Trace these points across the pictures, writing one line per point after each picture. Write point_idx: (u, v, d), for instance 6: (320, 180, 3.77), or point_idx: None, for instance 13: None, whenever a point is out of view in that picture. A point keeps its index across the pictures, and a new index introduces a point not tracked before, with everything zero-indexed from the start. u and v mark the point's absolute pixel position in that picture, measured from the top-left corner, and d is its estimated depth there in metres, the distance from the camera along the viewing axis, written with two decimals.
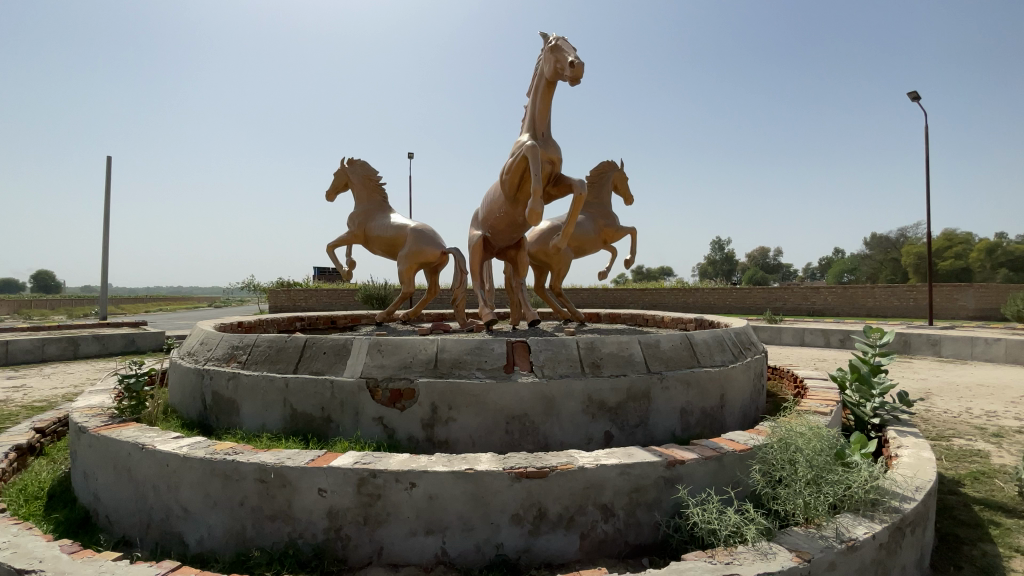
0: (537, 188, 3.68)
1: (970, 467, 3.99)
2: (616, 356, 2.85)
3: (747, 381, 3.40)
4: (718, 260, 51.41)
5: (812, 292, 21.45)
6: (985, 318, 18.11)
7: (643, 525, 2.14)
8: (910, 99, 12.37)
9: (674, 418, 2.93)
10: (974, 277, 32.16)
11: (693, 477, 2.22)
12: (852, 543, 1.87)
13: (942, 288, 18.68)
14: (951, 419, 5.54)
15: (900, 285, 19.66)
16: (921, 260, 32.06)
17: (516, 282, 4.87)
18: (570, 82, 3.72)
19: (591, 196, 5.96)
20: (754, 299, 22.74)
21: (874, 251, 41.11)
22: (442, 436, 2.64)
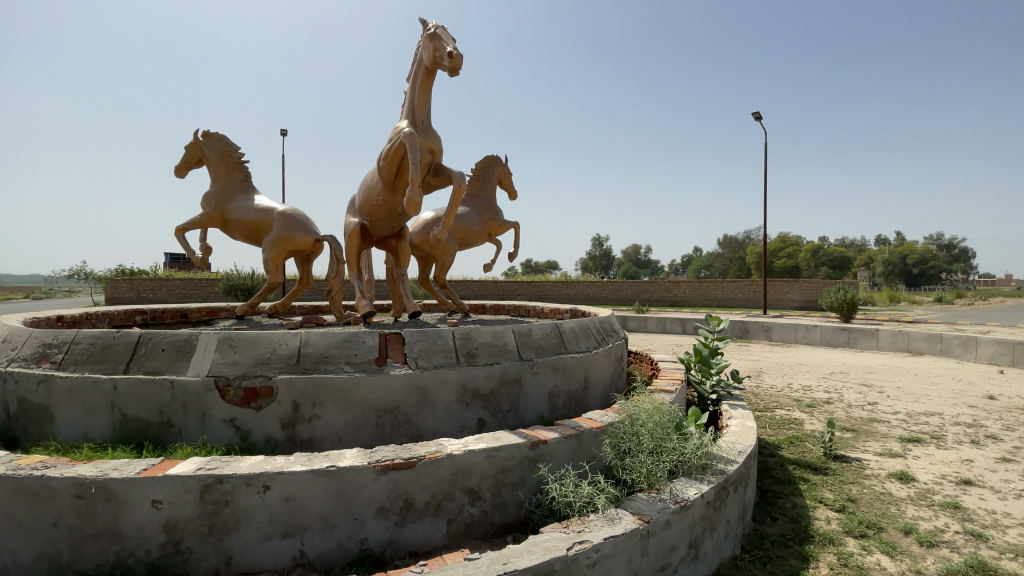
0: (416, 177, 3.62)
1: (787, 433, 4.79)
2: (490, 345, 2.93)
3: (609, 366, 3.72)
4: (598, 255, 55.03)
5: (675, 286, 23.92)
6: (808, 308, 21.67)
7: (508, 504, 2.24)
8: (753, 119, 14.33)
9: (543, 402, 3.09)
10: (799, 274, 38.32)
11: (554, 455, 2.37)
12: (684, 503, 2.14)
13: (776, 283, 22.03)
14: (776, 393, 6.59)
15: (744, 281, 22.77)
16: (762, 259, 37.38)
17: (397, 273, 4.73)
18: (448, 72, 3.71)
19: (476, 188, 6.02)
20: (627, 292, 24.74)
21: (726, 251, 47.07)
22: (306, 434, 2.51)
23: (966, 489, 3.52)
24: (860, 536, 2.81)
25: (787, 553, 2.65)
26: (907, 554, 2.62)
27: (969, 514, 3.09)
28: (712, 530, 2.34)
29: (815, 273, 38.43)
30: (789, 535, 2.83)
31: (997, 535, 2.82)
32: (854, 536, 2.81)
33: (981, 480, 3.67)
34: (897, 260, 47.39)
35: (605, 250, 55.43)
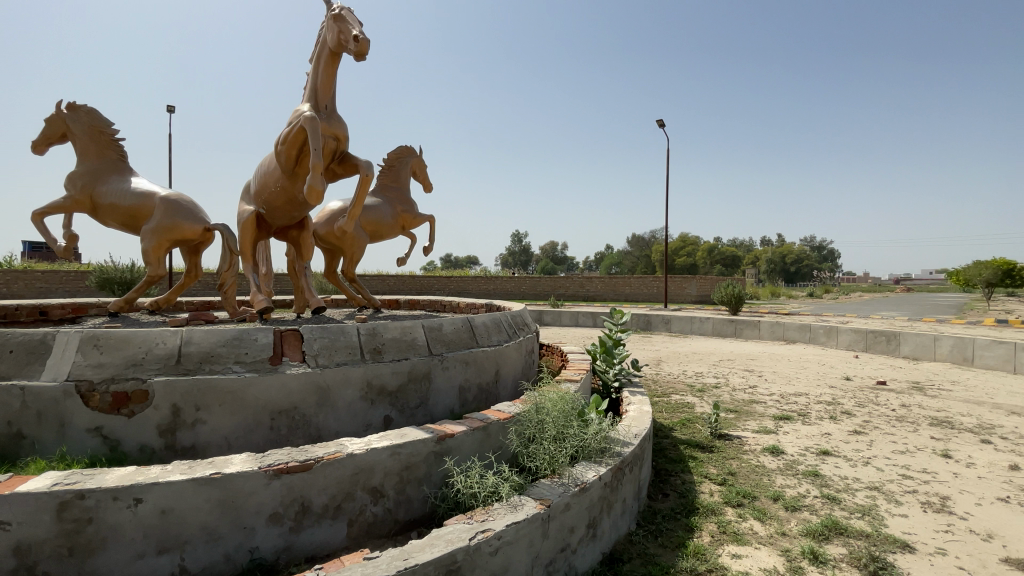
0: (317, 164, 3.43)
1: (680, 415, 5.21)
2: (397, 341, 2.87)
3: (520, 359, 3.80)
4: (515, 251, 55.89)
5: (587, 281, 24.91)
6: (703, 302, 23.65)
7: (413, 501, 2.22)
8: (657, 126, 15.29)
9: (452, 396, 3.08)
10: (696, 271, 41.67)
11: (461, 449, 2.38)
12: (583, 485, 2.26)
13: (677, 279, 23.79)
14: (673, 380, 7.14)
15: (649, 277, 24.32)
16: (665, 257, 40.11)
17: (300, 266, 4.46)
18: (354, 56, 3.56)
19: (389, 179, 5.83)
20: (543, 287, 25.37)
21: (634, 249, 49.96)
22: (189, 441, 2.30)
23: (824, 458, 4.05)
24: (737, 505, 3.13)
25: (676, 525, 2.88)
26: (775, 518, 2.96)
27: (825, 480, 3.56)
28: (609, 509, 2.49)
29: (710, 270, 42.01)
30: (678, 509, 3.08)
31: (845, 496, 3.28)
32: (732, 506, 3.12)
33: (835, 450, 4.24)
34: (778, 259, 53.16)
35: (522, 245, 56.45)
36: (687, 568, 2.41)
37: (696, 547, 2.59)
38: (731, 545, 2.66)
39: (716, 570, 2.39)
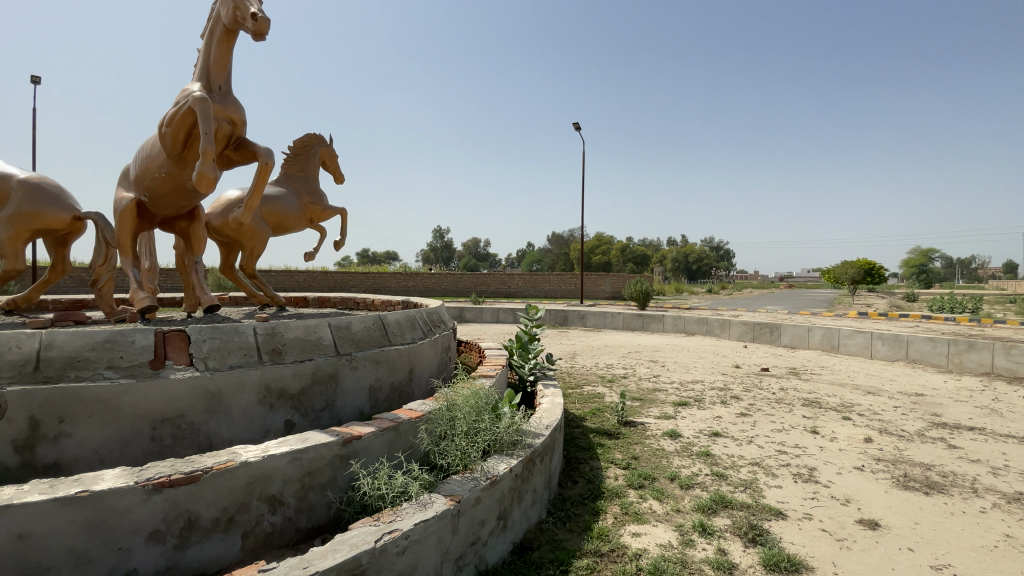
0: (208, 149, 3.15)
1: (591, 405, 5.46)
2: (301, 341, 2.72)
3: (435, 356, 3.76)
4: (436, 247, 55.32)
5: (508, 278, 25.19)
6: (617, 298, 24.89)
7: (316, 507, 2.13)
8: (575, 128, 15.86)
9: (362, 397, 2.98)
10: (610, 269, 43.75)
11: (369, 450, 2.32)
12: (493, 478, 2.29)
13: (592, 276, 24.82)
14: (586, 372, 7.45)
15: (567, 274, 25.12)
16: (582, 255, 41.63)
17: (190, 260, 4.08)
18: (253, 36, 3.34)
19: (296, 169, 5.49)
20: (464, 283, 25.30)
21: (553, 247, 51.40)
22: (51, 458, 2.04)
23: (716, 439, 4.44)
24: (639, 487, 3.34)
25: (583, 510, 3.01)
26: (671, 496, 3.20)
27: (715, 459, 3.91)
28: (520, 500, 2.55)
29: (623, 267, 44.31)
30: (585, 495, 3.23)
31: (731, 473, 3.62)
32: (634, 488, 3.33)
33: (726, 431, 4.67)
34: (682, 258, 57.27)
35: (443, 242, 55.86)
36: (592, 550, 2.53)
37: (600, 529, 2.74)
38: (631, 525, 2.83)
39: (618, 550, 2.54)
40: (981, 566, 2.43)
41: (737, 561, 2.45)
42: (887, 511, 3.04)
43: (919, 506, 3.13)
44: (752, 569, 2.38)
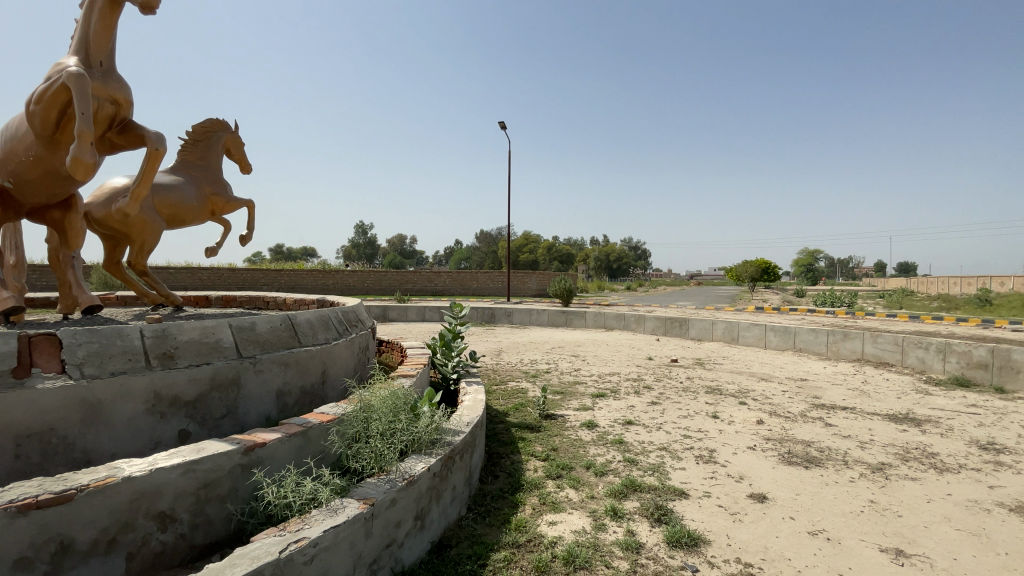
0: (86, 132, 2.81)
1: (514, 400, 5.54)
2: (197, 344, 2.52)
3: (350, 357, 3.63)
4: (360, 244, 53.45)
5: (434, 276, 24.83)
6: (543, 295, 25.43)
7: (214, 521, 1.99)
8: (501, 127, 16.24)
9: (268, 401, 2.82)
10: (536, 267, 44.58)
11: (274, 457, 2.20)
12: (409, 478, 2.26)
13: (519, 273, 25.17)
14: (510, 368, 7.55)
15: (495, 272, 25.23)
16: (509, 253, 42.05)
17: (65, 255, 3.61)
18: (141, 9, 3.08)
19: (195, 156, 5.02)
20: (388, 281, 24.58)
21: (480, 245, 51.53)
22: None
23: (629, 427, 4.69)
24: (556, 477, 3.45)
25: (502, 504, 3.06)
26: (587, 484, 3.34)
27: (628, 446, 4.13)
28: (438, 499, 2.53)
29: (548, 265, 45.32)
30: (505, 488, 3.28)
31: (642, 458, 3.85)
32: (552, 478, 3.44)
33: (638, 420, 4.96)
34: (603, 257, 59.64)
35: (366, 238, 53.92)
36: (509, 543, 2.58)
37: (519, 521, 2.80)
38: (548, 514, 2.92)
39: (534, 540, 2.62)
40: (847, 528, 2.77)
41: (644, 540, 2.61)
42: (774, 485, 3.38)
43: (800, 479, 3.50)
44: (657, 546, 2.55)
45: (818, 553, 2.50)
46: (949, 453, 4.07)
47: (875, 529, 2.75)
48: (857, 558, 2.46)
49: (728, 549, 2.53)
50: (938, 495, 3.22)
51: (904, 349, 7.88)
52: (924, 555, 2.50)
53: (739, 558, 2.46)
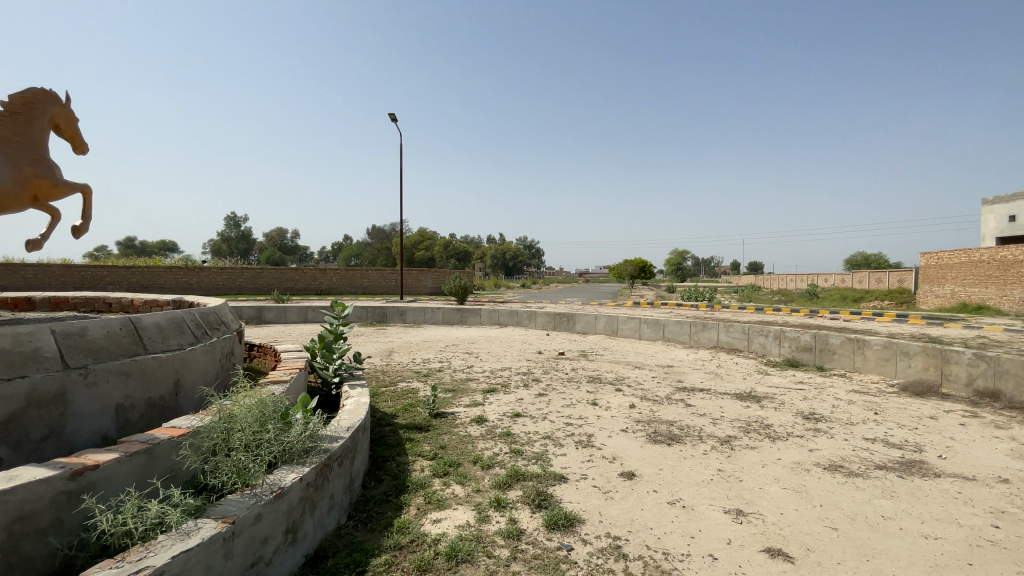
0: None
1: (403, 401, 5.42)
2: (8, 354, 2.11)
3: (209, 364, 3.29)
4: (232, 238, 48.48)
5: (320, 274, 23.32)
6: (438, 294, 25.14)
7: (32, 559, 1.69)
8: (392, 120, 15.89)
9: (106, 418, 2.45)
10: (430, 264, 43.90)
11: (110, 480, 1.92)
12: (278, 491, 2.12)
13: (413, 271, 24.63)
14: (401, 368, 7.36)
15: (387, 270, 24.37)
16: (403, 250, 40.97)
17: None
18: None
19: (14, 133, 4.10)
20: (267, 279, 22.58)
21: (372, 241, 49.64)
22: None
23: (517, 420, 4.84)
24: (443, 475, 3.45)
25: (385, 507, 2.98)
26: (473, 479, 3.38)
27: (515, 438, 4.27)
28: (313, 509, 2.40)
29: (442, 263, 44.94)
30: (390, 491, 3.20)
31: (527, 448, 4.00)
32: (439, 476, 3.43)
33: (525, 412, 5.13)
34: (496, 255, 60.60)
35: (240, 232, 48.99)
36: (391, 546, 2.54)
37: (401, 523, 2.76)
38: (433, 512, 2.92)
39: (416, 539, 2.60)
40: (700, 495, 3.14)
41: (525, 527, 2.72)
42: (641, 463, 3.72)
43: (664, 456, 3.89)
44: (537, 531, 2.68)
45: (675, 520, 2.81)
46: (781, 424, 4.79)
47: (722, 494, 3.16)
48: (706, 521, 2.80)
49: (600, 526, 2.74)
50: (771, 460, 3.77)
51: (750, 337, 9.09)
52: (758, 512, 2.92)
53: (609, 532, 2.67)
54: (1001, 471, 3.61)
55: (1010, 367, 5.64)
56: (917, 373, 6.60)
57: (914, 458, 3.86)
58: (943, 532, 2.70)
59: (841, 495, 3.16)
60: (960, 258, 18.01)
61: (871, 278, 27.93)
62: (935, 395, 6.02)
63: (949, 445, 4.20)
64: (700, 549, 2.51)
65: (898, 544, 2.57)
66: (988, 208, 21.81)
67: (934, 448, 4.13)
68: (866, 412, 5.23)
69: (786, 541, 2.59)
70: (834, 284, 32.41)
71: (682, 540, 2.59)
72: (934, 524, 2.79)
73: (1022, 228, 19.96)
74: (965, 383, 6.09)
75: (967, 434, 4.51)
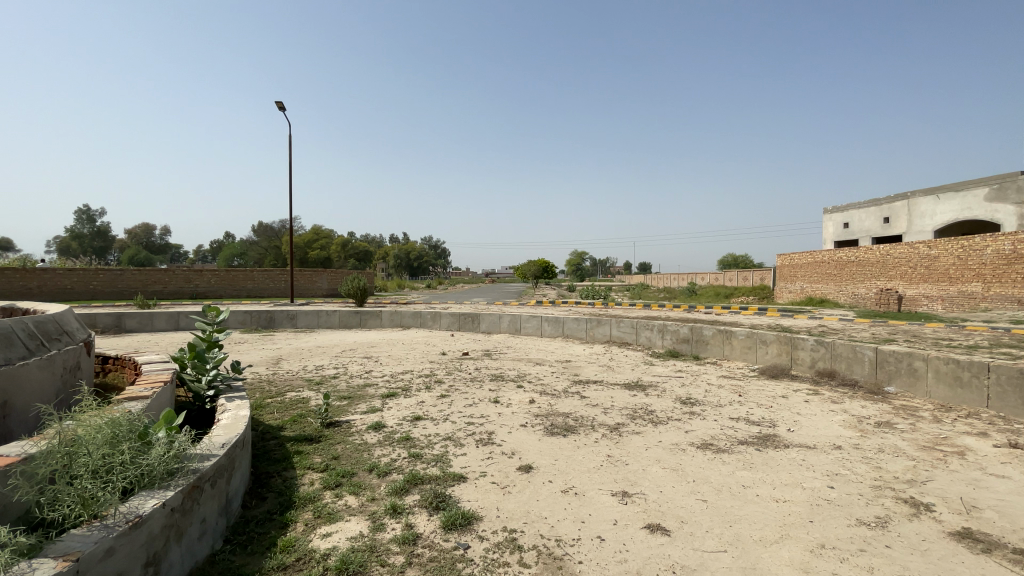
0: None
1: (292, 412, 5.05)
2: None
3: (46, 380, 2.81)
4: (86, 236, 41.99)
5: (196, 275, 20.98)
6: (334, 296, 23.84)
7: None
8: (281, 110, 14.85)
9: None
10: (326, 265, 41.43)
11: None
12: (135, 520, 1.87)
13: (305, 272, 23.11)
14: (291, 377, 6.86)
15: (275, 270, 22.55)
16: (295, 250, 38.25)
17: None
18: None
19: None
20: (128, 282, 19.82)
21: (259, 240, 45.72)
22: None
23: (417, 423, 4.74)
24: (335, 486, 3.27)
25: (269, 527, 2.76)
26: (367, 487, 3.25)
27: (414, 442, 4.18)
28: (180, 537, 2.14)
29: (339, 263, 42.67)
30: (274, 509, 2.96)
31: (426, 451, 3.94)
32: (331, 488, 3.25)
33: (426, 414, 5.05)
34: (398, 255, 58.98)
35: (92, 228, 42.43)
36: (275, 567, 2.36)
37: (286, 542, 2.58)
38: (322, 527, 2.75)
39: (303, 557, 2.44)
40: (591, 481, 3.32)
41: (421, 530, 2.67)
42: (539, 455, 3.84)
43: (560, 447, 4.05)
44: (433, 533, 2.65)
45: (567, 507, 2.94)
46: (664, 410, 5.22)
47: (610, 478, 3.37)
48: (596, 505, 2.96)
49: (497, 521, 2.78)
50: (654, 443, 4.10)
51: (638, 331, 9.79)
52: (641, 492, 3.15)
53: (505, 526, 2.72)
54: (834, 439, 4.27)
55: (841, 350, 6.68)
56: (773, 358, 7.57)
57: (770, 433, 4.42)
58: (790, 495, 3.12)
59: (711, 470, 3.53)
60: (806, 259, 20.97)
61: (739, 276, 31.42)
62: (787, 377, 6.95)
63: (796, 419, 4.87)
64: (590, 533, 2.65)
65: (755, 509, 2.93)
66: (827, 216, 25.63)
67: (784, 422, 4.77)
68: (732, 395, 5.90)
69: (664, 516, 2.83)
70: (710, 282, 36.02)
71: (573, 525, 2.72)
72: (784, 489, 3.22)
73: (851, 233, 23.75)
74: (809, 366, 7.10)
75: (810, 409, 5.26)
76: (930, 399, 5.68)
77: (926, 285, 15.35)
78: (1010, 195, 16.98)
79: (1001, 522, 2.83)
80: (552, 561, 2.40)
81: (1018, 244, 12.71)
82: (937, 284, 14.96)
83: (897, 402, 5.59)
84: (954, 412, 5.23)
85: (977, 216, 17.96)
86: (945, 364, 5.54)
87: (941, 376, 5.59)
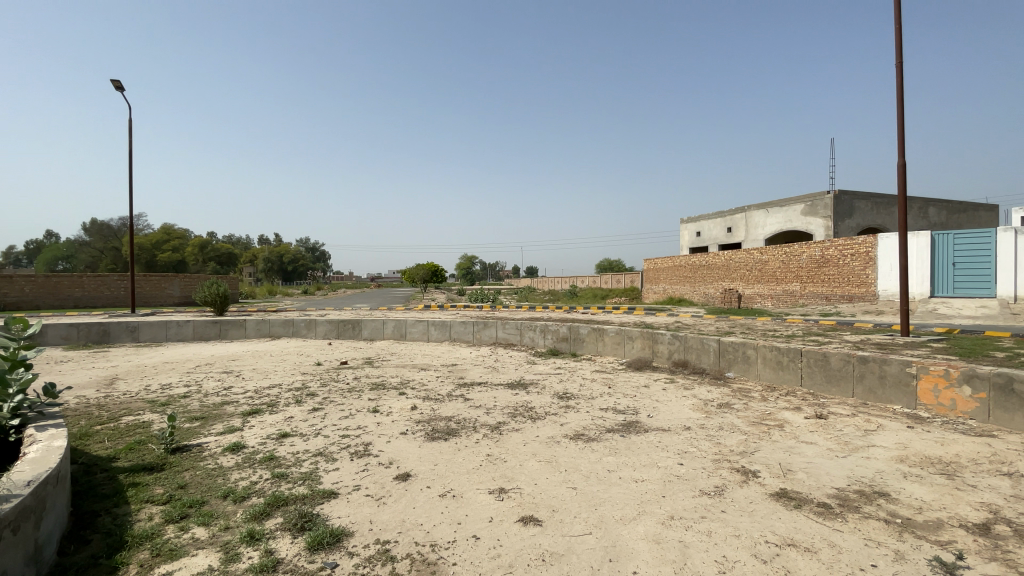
0: None
1: (128, 440, 4.34)
2: None
3: None
4: None
5: (2, 283, 17.26)
6: (188, 303, 21.11)
7: None
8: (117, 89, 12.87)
9: None
10: (182, 269, 36.57)
11: None
12: None
13: (151, 278, 20.17)
14: (129, 399, 5.92)
15: (110, 276, 19.29)
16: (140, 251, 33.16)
17: None
18: None
19: None
20: None
21: (91, 240, 38.93)
22: None
23: (283, 441, 4.37)
24: (181, 518, 2.89)
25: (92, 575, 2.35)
26: (220, 516, 2.92)
27: (279, 461, 3.85)
28: None
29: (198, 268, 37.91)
30: (100, 552, 2.52)
31: (292, 470, 3.65)
32: (173, 521, 2.86)
33: (294, 430, 4.69)
34: (271, 258, 54.27)
35: None
36: None
37: None
38: (162, 566, 2.42)
39: None
40: (468, 482, 3.35)
41: (283, 555, 2.48)
42: (417, 462, 3.78)
43: (440, 451, 4.03)
44: (296, 556, 2.46)
45: (444, 511, 2.93)
46: (541, 405, 5.46)
47: (487, 477, 3.43)
48: (473, 505, 3.00)
49: (369, 534, 2.67)
50: (532, 438, 4.26)
51: (521, 332, 10.11)
52: (516, 487, 3.25)
53: (378, 538, 2.62)
54: (685, 421, 4.82)
55: (692, 342, 7.57)
56: (639, 352, 8.32)
57: (633, 420, 4.85)
58: (648, 475, 3.45)
59: (580, 458, 3.76)
60: (667, 263, 23.38)
61: (613, 278, 33.95)
62: (649, 368, 7.68)
63: (655, 406, 5.41)
64: (465, 533, 2.67)
65: (618, 491, 3.18)
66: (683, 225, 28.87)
67: (645, 409, 5.27)
68: (603, 388, 6.35)
69: (537, 508, 2.95)
70: (589, 284, 38.54)
71: (449, 528, 2.72)
72: (643, 470, 3.54)
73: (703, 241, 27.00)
74: (667, 357, 7.92)
75: (667, 396, 5.88)
76: (760, 381, 6.67)
77: (759, 285, 18.00)
78: (819, 211, 20.42)
79: (808, 481, 3.42)
80: (426, 566, 2.38)
81: (824, 250, 15.45)
82: (767, 284, 17.63)
83: (735, 385, 6.49)
84: (777, 391, 6.19)
85: (796, 227, 21.42)
86: (771, 351, 6.55)
87: (768, 361, 6.60)
